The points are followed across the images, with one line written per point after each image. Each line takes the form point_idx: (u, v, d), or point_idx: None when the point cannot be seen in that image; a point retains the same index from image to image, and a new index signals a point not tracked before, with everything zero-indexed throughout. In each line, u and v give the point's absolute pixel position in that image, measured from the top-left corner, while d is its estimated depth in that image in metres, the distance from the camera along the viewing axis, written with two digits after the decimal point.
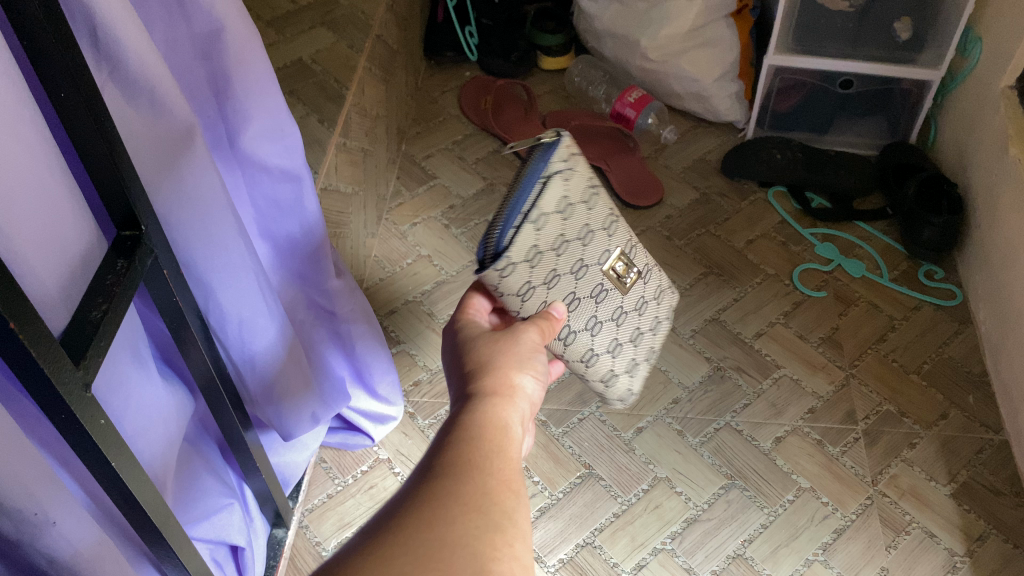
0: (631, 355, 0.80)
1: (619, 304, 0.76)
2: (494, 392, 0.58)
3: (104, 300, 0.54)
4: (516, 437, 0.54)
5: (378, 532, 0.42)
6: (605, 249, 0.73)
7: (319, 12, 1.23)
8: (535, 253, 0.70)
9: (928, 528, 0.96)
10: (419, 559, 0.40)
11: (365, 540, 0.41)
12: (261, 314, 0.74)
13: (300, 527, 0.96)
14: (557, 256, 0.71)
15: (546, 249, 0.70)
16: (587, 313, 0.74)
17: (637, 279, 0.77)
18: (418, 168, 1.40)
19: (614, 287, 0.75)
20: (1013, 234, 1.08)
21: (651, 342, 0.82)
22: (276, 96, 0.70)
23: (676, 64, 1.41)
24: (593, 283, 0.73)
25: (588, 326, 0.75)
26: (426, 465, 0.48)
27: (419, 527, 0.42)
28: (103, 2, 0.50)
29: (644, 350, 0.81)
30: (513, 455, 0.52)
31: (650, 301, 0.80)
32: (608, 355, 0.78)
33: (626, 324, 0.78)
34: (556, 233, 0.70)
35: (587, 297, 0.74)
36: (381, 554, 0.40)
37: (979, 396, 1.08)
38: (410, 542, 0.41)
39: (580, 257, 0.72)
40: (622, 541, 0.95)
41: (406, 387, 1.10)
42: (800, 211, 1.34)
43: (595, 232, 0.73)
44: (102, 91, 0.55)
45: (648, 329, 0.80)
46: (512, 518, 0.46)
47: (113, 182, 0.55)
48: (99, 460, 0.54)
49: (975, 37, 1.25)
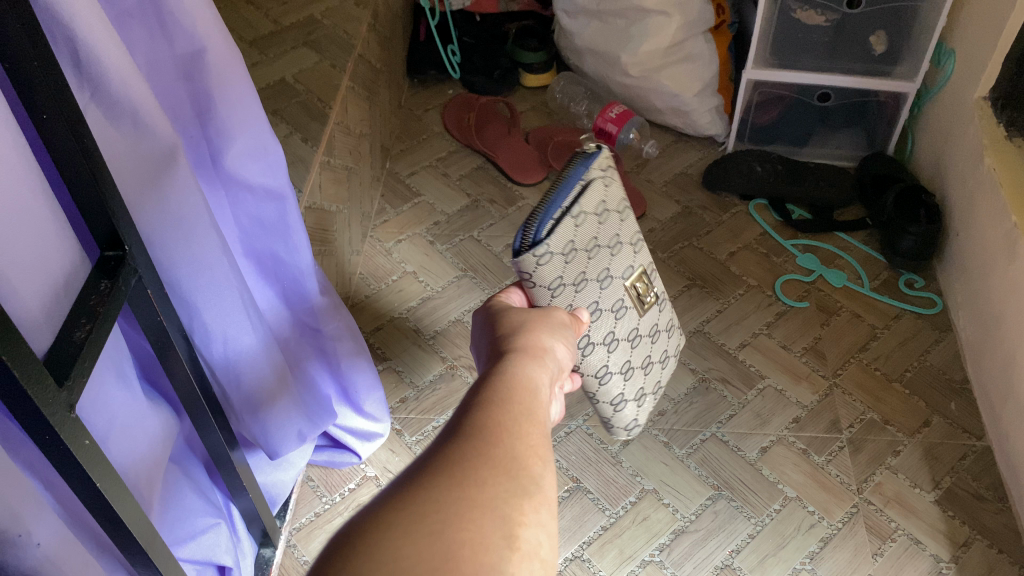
0: (632, 385, 0.85)
1: (636, 324, 0.82)
2: (519, 361, 0.54)
3: (87, 320, 0.54)
4: (546, 399, 0.51)
5: (406, 489, 0.38)
6: (629, 265, 0.79)
7: (301, 32, 1.25)
8: (601, 210, 0.75)
9: (913, 535, 0.97)
10: (450, 520, 0.37)
11: (391, 495, 0.37)
12: (245, 332, 0.74)
13: (288, 546, 0.96)
14: (595, 224, 0.75)
15: (590, 215, 0.74)
16: (607, 327, 0.78)
17: (653, 302, 0.84)
18: (402, 185, 1.41)
19: (635, 307, 0.81)
20: (990, 241, 1.09)
21: (649, 377, 0.88)
22: (259, 115, 0.71)
23: (656, 79, 1.43)
24: (616, 297, 0.78)
25: (606, 342, 0.78)
26: (454, 421, 0.45)
27: (448, 485, 0.39)
28: (85, 25, 0.51)
29: (650, 382, 0.88)
30: (543, 416, 0.49)
31: (644, 336, 0.84)
32: (619, 375, 0.82)
33: (637, 348, 0.83)
34: (591, 235, 0.74)
35: (615, 309, 0.78)
36: (410, 511, 0.36)
37: (961, 402, 1.10)
38: (439, 503, 0.37)
39: (615, 233, 0.77)
40: (611, 553, 0.96)
41: (392, 404, 1.10)
42: (781, 222, 1.36)
43: (624, 245, 0.78)
44: (84, 113, 0.55)
45: (655, 354, 0.87)
46: (541, 485, 0.42)
47: (96, 203, 0.55)
48: (85, 481, 0.54)
49: (948, 49, 1.27)
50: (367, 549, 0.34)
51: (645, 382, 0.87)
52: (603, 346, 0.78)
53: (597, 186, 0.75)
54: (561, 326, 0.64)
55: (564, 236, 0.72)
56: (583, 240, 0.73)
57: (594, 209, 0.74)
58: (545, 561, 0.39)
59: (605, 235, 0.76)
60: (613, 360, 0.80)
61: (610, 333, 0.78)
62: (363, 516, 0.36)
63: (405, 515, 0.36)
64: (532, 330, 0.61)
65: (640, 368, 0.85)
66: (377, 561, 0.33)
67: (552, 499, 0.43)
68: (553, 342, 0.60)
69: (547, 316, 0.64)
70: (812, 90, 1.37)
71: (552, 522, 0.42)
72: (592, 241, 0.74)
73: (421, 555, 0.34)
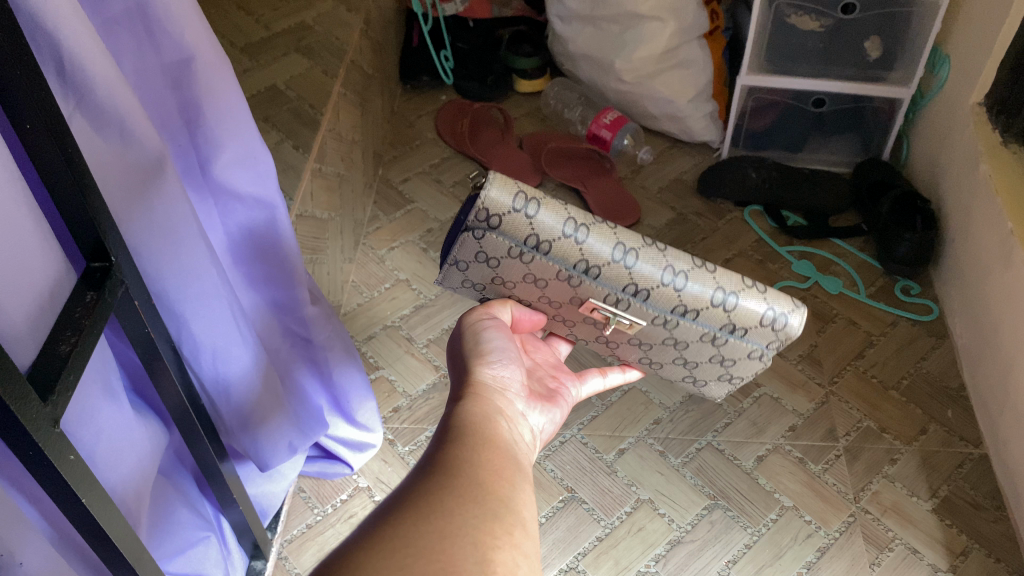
0: (685, 372, 0.85)
1: (633, 338, 0.80)
2: (472, 399, 0.62)
3: (73, 333, 0.53)
4: (500, 432, 0.58)
5: (383, 524, 0.44)
6: (571, 294, 0.75)
7: (293, 38, 1.25)
8: (495, 261, 0.73)
9: (911, 545, 0.96)
10: (424, 550, 0.42)
11: (370, 531, 0.43)
12: (236, 345, 0.73)
13: (279, 559, 0.95)
14: (496, 272, 0.75)
15: (482, 264, 0.74)
16: (593, 333, 0.81)
17: (644, 324, 0.77)
18: (394, 192, 1.40)
19: (617, 328, 0.78)
20: (986, 248, 1.09)
21: (721, 369, 0.83)
22: (248, 123, 0.70)
23: (650, 85, 1.42)
24: (577, 314, 0.78)
25: (603, 342, 0.83)
26: (426, 459, 0.52)
27: (422, 518, 0.45)
28: (69, 33, 0.50)
29: (703, 372, 0.84)
30: (500, 448, 0.55)
31: (668, 343, 0.79)
32: (644, 363, 0.85)
33: (660, 352, 0.82)
34: (492, 275, 0.76)
35: (585, 325, 0.80)
36: (388, 542, 0.42)
37: (958, 410, 1.09)
38: (416, 537, 0.43)
39: (526, 273, 0.74)
40: (606, 565, 0.95)
41: (385, 414, 1.09)
42: (776, 228, 1.35)
43: (550, 282, 0.74)
44: (69, 122, 0.54)
45: (714, 358, 0.81)
46: (510, 507, 0.49)
47: (81, 213, 0.54)
48: (70, 498, 0.53)
49: (943, 55, 1.27)
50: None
51: (720, 372, 0.84)
52: (602, 344, 0.84)
53: (470, 243, 0.73)
54: (493, 335, 0.71)
55: (456, 281, 0.78)
56: (485, 283, 0.77)
57: (477, 261, 0.74)
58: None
59: (513, 277, 0.75)
60: (628, 356, 0.84)
61: (598, 336, 0.82)
62: (352, 556, 0.41)
63: (384, 546, 0.42)
64: (472, 352, 0.68)
65: (685, 363, 0.83)
66: None
67: (523, 518, 0.49)
68: (493, 360, 0.68)
69: (480, 326, 0.71)
70: (807, 96, 1.37)
71: (528, 543, 0.48)
72: (499, 283, 0.76)
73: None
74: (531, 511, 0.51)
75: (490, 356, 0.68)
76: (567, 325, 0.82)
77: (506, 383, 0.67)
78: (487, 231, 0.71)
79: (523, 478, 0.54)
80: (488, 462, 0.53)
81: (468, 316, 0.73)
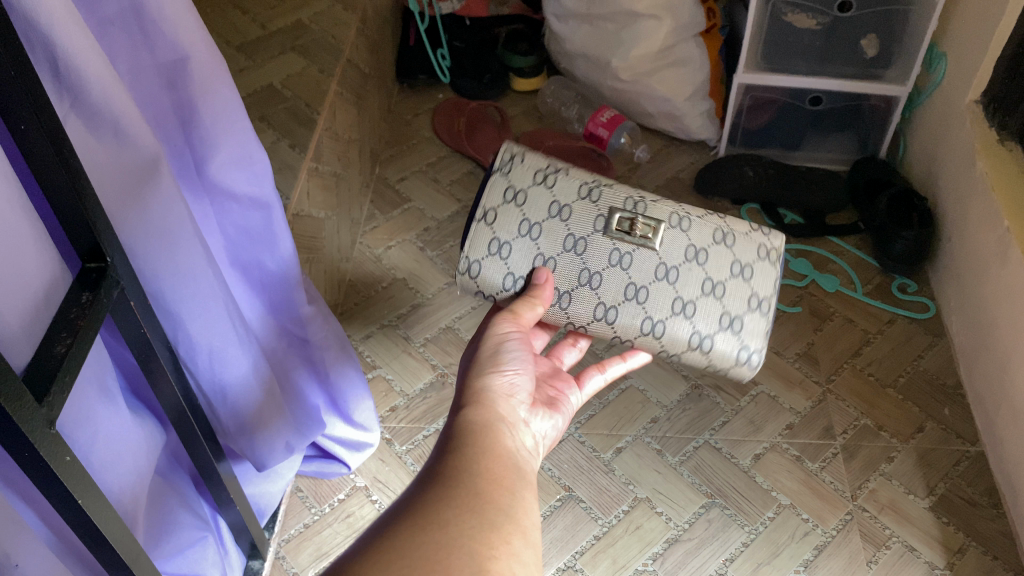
0: (722, 311, 0.79)
1: (659, 261, 0.78)
2: (474, 408, 0.62)
3: (68, 335, 0.53)
4: (502, 441, 0.59)
5: (379, 537, 0.44)
6: (592, 218, 0.77)
7: (289, 37, 1.25)
8: (522, 194, 0.78)
9: (908, 542, 0.96)
10: (420, 562, 0.43)
11: (366, 545, 0.44)
12: (232, 347, 0.73)
13: (277, 558, 0.95)
14: (523, 211, 0.78)
15: (510, 205, 0.79)
16: (621, 279, 0.78)
17: (664, 228, 0.78)
18: (392, 191, 1.40)
19: (641, 246, 0.77)
20: (982, 245, 1.09)
21: (748, 290, 0.80)
22: (244, 123, 0.70)
23: (647, 83, 1.42)
24: (604, 250, 0.77)
25: (632, 293, 0.78)
26: (428, 469, 0.52)
27: (418, 530, 0.45)
28: (64, 35, 0.50)
29: (735, 306, 0.79)
30: (502, 457, 0.56)
31: (689, 262, 0.78)
32: (680, 317, 0.79)
33: (687, 279, 0.78)
34: (519, 220, 0.78)
35: (610, 267, 0.78)
36: (384, 555, 0.42)
37: (955, 408, 1.09)
38: (412, 549, 0.43)
39: (551, 201, 0.78)
40: (603, 563, 0.95)
41: (382, 413, 1.09)
42: (773, 227, 1.35)
43: (572, 207, 0.78)
44: (64, 123, 0.54)
45: (734, 273, 0.79)
46: (510, 516, 0.49)
47: (77, 216, 0.54)
48: (67, 499, 0.53)
49: (941, 53, 1.26)
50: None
51: (751, 295, 0.80)
52: (632, 301, 0.78)
53: (498, 183, 0.79)
54: (513, 344, 0.72)
55: (483, 245, 0.79)
56: (514, 235, 0.78)
57: (504, 201, 0.79)
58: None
59: (539, 214, 0.78)
60: (660, 309, 0.78)
61: (627, 283, 0.78)
62: (347, 567, 0.42)
63: (380, 559, 0.42)
64: (486, 360, 0.69)
65: (716, 294, 0.79)
66: None
67: (523, 527, 0.50)
68: (505, 369, 0.69)
69: (487, 339, 0.72)
70: (803, 94, 1.37)
71: (527, 551, 0.49)
72: (527, 227, 0.78)
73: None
74: (533, 520, 0.51)
75: (489, 366, 0.69)
76: (590, 284, 0.78)
77: (513, 392, 0.68)
78: (509, 169, 0.80)
79: (527, 486, 0.54)
80: (490, 472, 0.53)
81: (490, 325, 0.73)
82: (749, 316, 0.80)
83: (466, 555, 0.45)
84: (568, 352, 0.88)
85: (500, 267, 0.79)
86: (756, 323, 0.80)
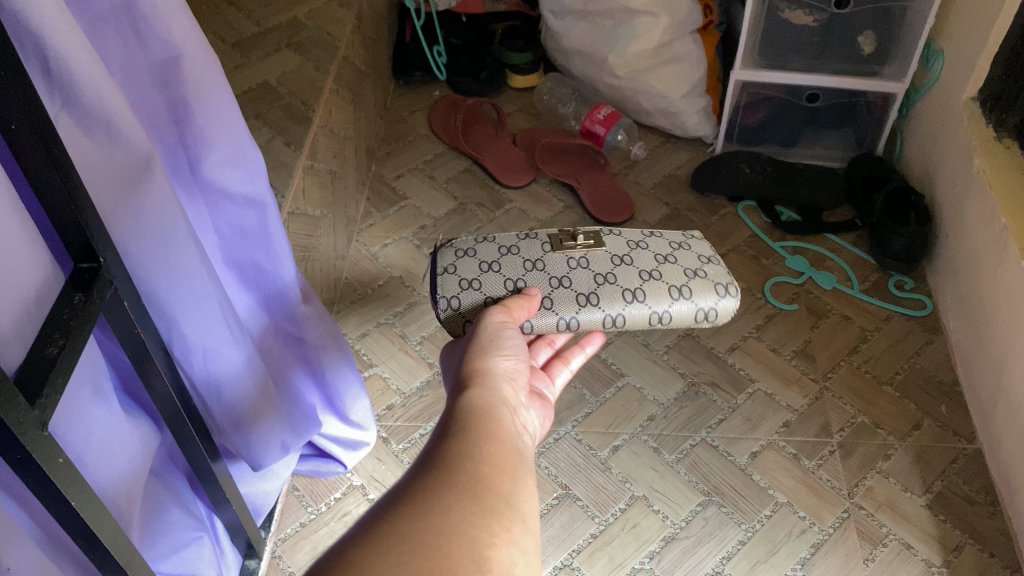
0: (683, 269, 0.90)
1: (610, 254, 0.90)
2: (476, 389, 0.61)
3: (61, 336, 0.53)
4: (505, 420, 0.58)
5: (377, 523, 0.44)
6: (539, 246, 0.90)
7: (284, 34, 1.24)
8: (471, 249, 0.89)
9: (905, 540, 0.96)
10: (419, 550, 0.42)
11: (365, 530, 0.43)
12: (227, 344, 0.72)
13: (272, 557, 0.94)
14: (478, 257, 0.88)
15: (464, 258, 0.89)
16: (586, 275, 0.88)
17: (602, 235, 0.91)
18: (388, 189, 1.39)
19: (589, 249, 0.90)
20: (979, 243, 1.09)
21: (694, 254, 0.93)
22: (237, 121, 0.69)
23: (644, 80, 1.42)
24: (561, 262, 0.88)
25: (602, 278, 0.88)
26: (427, 453, 0.52)
27: (416, 517, 0.44)
28: (54, 34, 0.49)
29: (690, 262, 0.91)
30: (505, 437, 0.55)
31: (633, 248, 0.90)
32: (653, 279, 0.88)
33: (642, 258, 0.90)
34: (478, 262, 0.88)
35: (572, 270, 0.88)
36: (382, 541, 0.42)
37: (952, 405, 1.09)
38: (412, 536, 0.43)
39: (498, 246, 0.90)
40: (600, 562, 0.95)
41: (379, 412, 1.09)
42: (770, 224, 1.35)
43: (518, 243, 0.90)
44: (55, 123, 0.54)
45: (671, 244, 0.93)
46: (510, 503, 0.49)
47: (69, 216, 0.54)
48: (60, 501, 0.52)
49: (937, 49, 1.26)
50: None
51: (698, 256, 0.92)
52: (607, 284, 0.87)
53: (448, 252, 0.90)
54: (512, 333, 0.73)
55: (454, 285, 0.86)
56: (479, 272, 0.87)
57: (458, 256, 0.89)
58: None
59: (491, 255, 0.88)
60: (632, 282, 0.88)
61: (594, 276, 0.88)
62: (343, 554, 0.41)
63: (378, 546, 0.42)
64: (487, 344, 0.70)
65: (670, 258, 0.91)
66: None
67: (523, 514, 0.49)
68: (506, 353, 0.69)
69: (487, 330, 0.72)
70: (800, 91, 1.37)
71: (527, 540, 0.48)
72: (487, 264, 0.87)
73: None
74: (532, 507, 0.51)
75: (489, 351, 0.69)
76: (564, 284, 0.87)
77: (514, 375, 0.68)
78: (452, 243, 0.91)
79: (527, 470, 0.54)
80: (492, 453, 0.53)
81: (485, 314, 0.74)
82: (706, 265, 0.92)
83: (465, 543, 0.44)
84: (543, 352, 0.89)
85: (478, 294, 0.85)
86: (715, 271, 0.92)
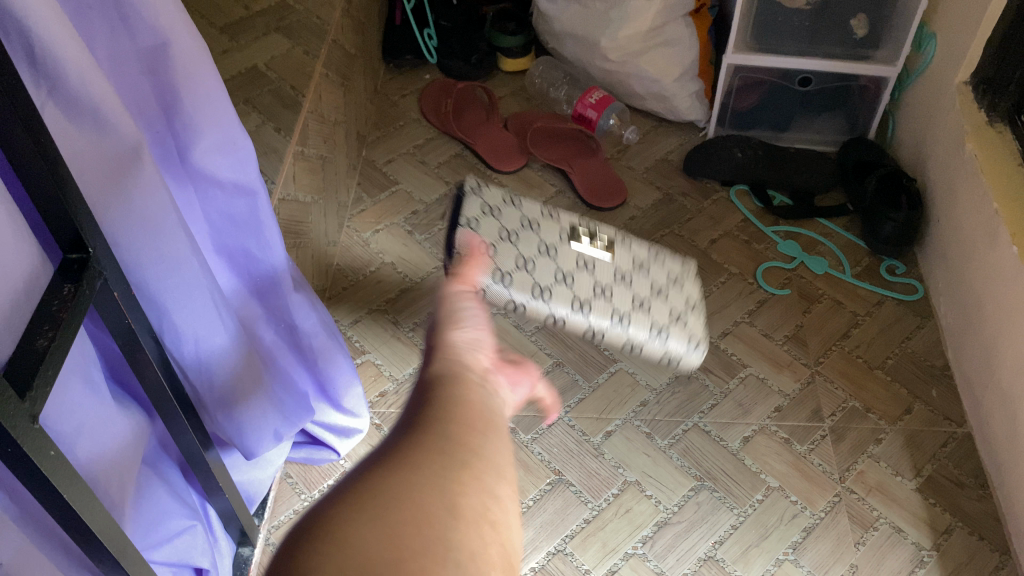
0: (670, 308, 0.90)
1: (615, 266, 0.90)
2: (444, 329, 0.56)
3: (51, 328, 0.52)
4: (478, 364, 0.53)
5: (357, 483, 0.39)
6: (558, 232, 0.90)
7: (273, 17, 1.22)
8: (497, 209, 0.89)
9: (895, 523, 0.97)
10: (401, 507, 0.38)
11: (344, 492, 0.38)
12: (218, 332, 0.72)
13: (267, 545, 0.95)
14: (500, 223, 0.88)
15: (488, 217, 0.88)
16: (589, 282, 0.88)
17: (615, 240, 0.91)
18: (379, 173, 1.38)
19: (601, 252, 0.90)
20: (970, 227, 1.09)
21: (684, 296, 0.93)
22: (227, 109, 0.69)
23: (636, 64, 1.41)
24: (571, 257, 0.89)
25: (600, 292, 0.88)
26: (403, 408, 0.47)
27: (396, 473, 0.40)
28: (39, 20, 0.49)
29: (678, 302, 0.91)
30: (478, 386, 0.50)
31: (637, 269, 0.91)
32: (640, 311, 0.88)
33: (640, 283, 0.90)
34: (500, 228, 0.87)
35: (578, 269, 0.88)
36: (361, 501, 0.37)
37: (942, 389, 1.10)
38: (392, 493, 0.38)
39: (521, 216, 0.89)
40: (593, 547, 0.95)
41: (372, 398, 1.09)
42: (762, 208, 1.35)
43: (541, 220, 0.90)
44: (42, 112, 0.53)
45: (670, 277, 0.93)
46: (489, 452, 0.44)
47: (56, 206, 0.53)
48: (50, 492, 0.52)
49: (930, 32, 1.26)
50: (331, 561, 0.34)
51: (687, 299, 0.92)
52: (602, 299, 0.87)
53: (473, 201, 0.88)
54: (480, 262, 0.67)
55: None
56: (497, 240, 0.86)
57: (481, 214, 0.88)
58: (507, 525, 0.41)
59: (512, 225, 0.88)
60: (624, 305, 0.88)
61: (595, 285, 0.88)
62: (322, 519, 0.36)
63: (359, 506, 0.37)
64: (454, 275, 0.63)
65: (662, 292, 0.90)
66: (340, 552, 0.34)
67: (503, 463, 0.44)
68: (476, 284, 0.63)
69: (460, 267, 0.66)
70: (793, 75, 1.36)
71: (510, 488, 0.44)
72: (507, 234, 0.87)
73: (385, 552, 0.35)
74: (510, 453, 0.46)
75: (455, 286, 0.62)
76: (568, 284, 0.87)
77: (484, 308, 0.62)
78: (479, 191, 0.89)
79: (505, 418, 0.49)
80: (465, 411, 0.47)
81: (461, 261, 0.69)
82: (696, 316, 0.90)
83: (449, 507, 0.39)
84: None
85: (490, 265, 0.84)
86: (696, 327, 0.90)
